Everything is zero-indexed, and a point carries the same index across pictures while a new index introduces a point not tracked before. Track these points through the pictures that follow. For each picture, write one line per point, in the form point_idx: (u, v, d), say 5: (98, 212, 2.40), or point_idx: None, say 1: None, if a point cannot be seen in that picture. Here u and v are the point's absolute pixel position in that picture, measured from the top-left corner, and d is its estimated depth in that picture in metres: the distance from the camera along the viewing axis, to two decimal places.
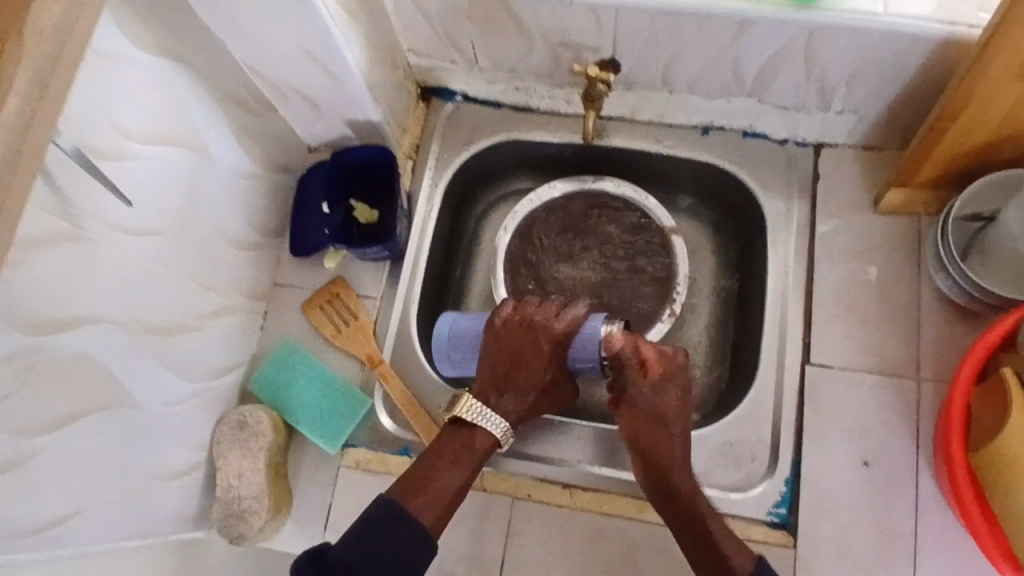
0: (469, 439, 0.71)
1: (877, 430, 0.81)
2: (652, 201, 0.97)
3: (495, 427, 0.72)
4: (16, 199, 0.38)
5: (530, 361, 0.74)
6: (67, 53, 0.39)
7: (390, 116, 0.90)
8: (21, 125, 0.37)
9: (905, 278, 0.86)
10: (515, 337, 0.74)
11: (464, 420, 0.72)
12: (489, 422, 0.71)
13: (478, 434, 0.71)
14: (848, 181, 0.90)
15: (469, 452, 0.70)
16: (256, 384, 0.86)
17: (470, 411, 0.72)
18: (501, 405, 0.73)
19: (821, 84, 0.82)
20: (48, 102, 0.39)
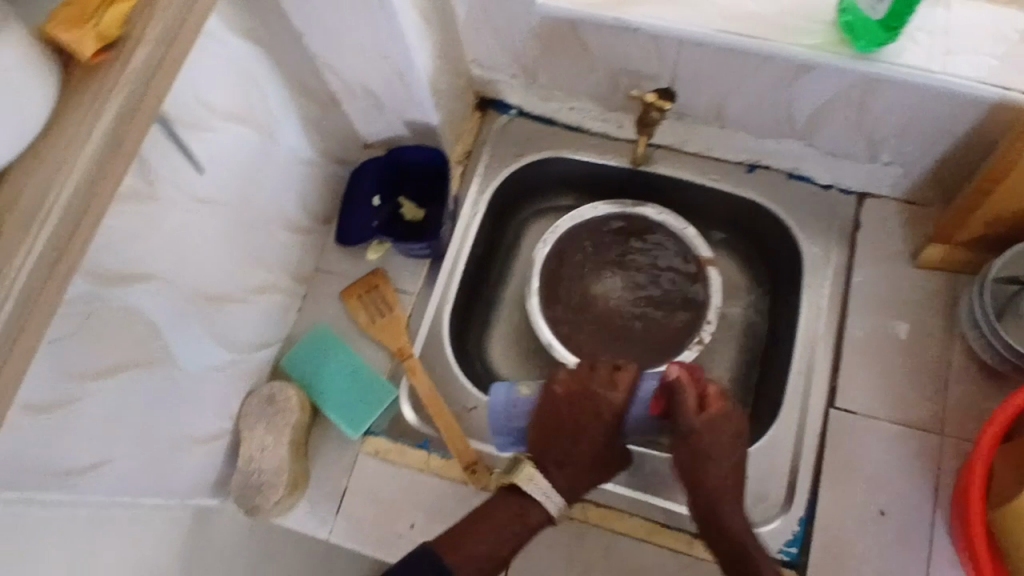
0: (524, 511, 0.76)
1: (895, 481, 0.81)
2: (693, 231, 0.97)
3: (548, 501, 0.76)
4: (124, 147, 0.42)
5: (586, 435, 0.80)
6: (188, 20, 0.43)
7: (448, 122, 0.94)
8: (139, 78, 0.41)
9: (936, 334, 0.86)
10: (562, 403, 0.81)
11: (517, 485, 0.78)
12: (541, 494, 0.76)
13: (540, 507, 0.76)
14: (888, 232, 0.91)
15: (500, 522, 0.74)
16: (289, 362, 0.89)
17: (525, 477, 0.77)
18: (553, 477, 0.78)
19: (871, 134, 0.84)
20: (168, 62, 0.43)
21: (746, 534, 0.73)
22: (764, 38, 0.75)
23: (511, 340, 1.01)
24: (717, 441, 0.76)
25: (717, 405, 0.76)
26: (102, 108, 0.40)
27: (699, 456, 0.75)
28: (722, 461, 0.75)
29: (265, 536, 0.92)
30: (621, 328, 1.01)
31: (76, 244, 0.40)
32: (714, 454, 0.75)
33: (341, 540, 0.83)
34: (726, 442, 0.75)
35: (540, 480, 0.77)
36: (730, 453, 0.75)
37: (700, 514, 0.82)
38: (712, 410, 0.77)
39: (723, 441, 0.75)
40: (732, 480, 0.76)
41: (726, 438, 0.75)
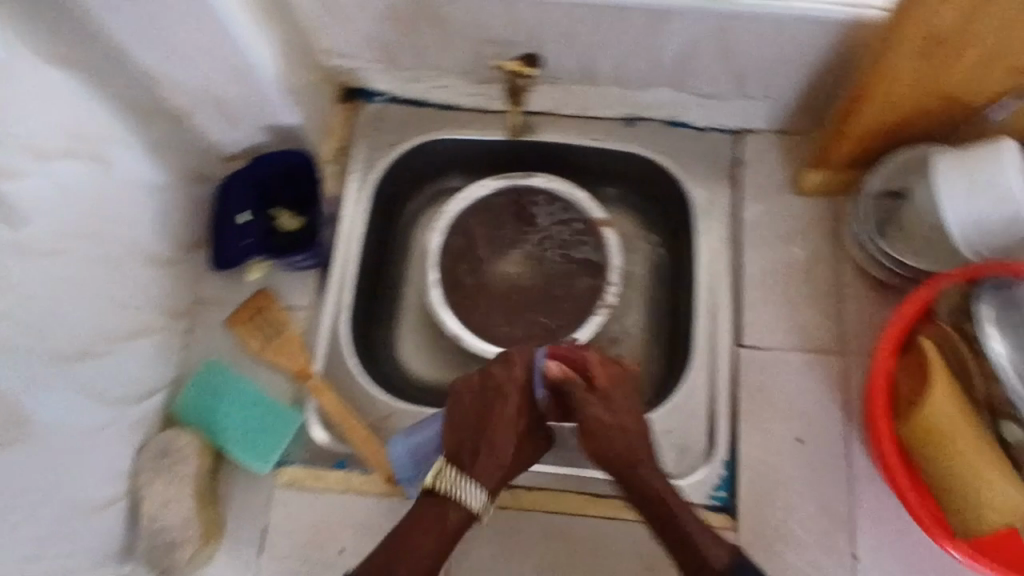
0: (443, 516, 0.64)
1: (808, 407, 0.83)
2: (581, 194, 0.96)
3: (473, 499, 0.64)
4: None
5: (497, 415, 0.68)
6: None
7: (310, 120, 0.88)
8: None
9: (826, 258, 0.88)
10: (471, 396, 0.70)
11: (438, 492, 0.65)
12: (466, 494, 0.64)
13: (456, 508, 0.64)
14: (769, 165, 0.92)
15: (445, 527, 0.64)
16: (182, 406, 0.83)
17: (447, 483, 0.65)
18: (474, 471, 0.66)
19: (736, 71, 0.84)
20: None
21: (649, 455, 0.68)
22: None
23: (421, 333, 0.96)
24: (615, 400, 0.69)
25: (602, 371, 0.70)
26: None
27: (593, 414, 0.68)
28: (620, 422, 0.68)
29: None
30: (530, 304, 0.98)
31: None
32: (608, 432, 0.68)
33: None
34: (618, 421, 0.68)
35: (462, 480, 0.65)
36: (622, 422, 0.68)
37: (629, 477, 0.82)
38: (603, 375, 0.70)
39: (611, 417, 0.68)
40: (635, 442, 0.68)
41: (621, 396, 0.69)
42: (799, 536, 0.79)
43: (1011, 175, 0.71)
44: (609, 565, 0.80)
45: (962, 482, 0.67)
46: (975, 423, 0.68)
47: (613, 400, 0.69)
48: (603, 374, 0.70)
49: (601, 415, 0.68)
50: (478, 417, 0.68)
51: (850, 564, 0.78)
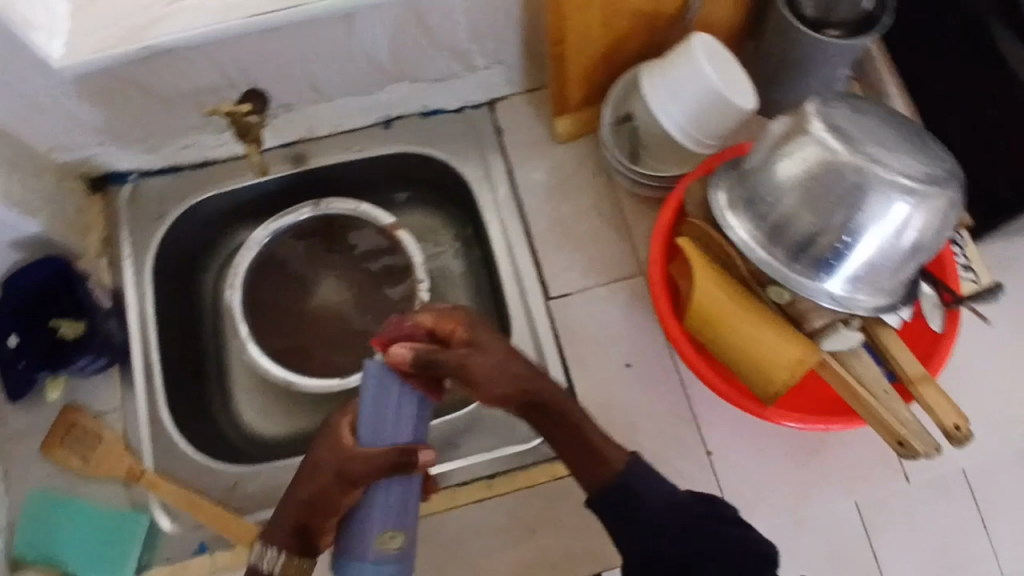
0: None
1: (626, 333, 0.87)
2: (364, 206, 0.96)
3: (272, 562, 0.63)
4: None
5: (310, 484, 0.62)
6: None
7: (54, 222, 0.84)
8: None
9: (604, 191, 0.92)
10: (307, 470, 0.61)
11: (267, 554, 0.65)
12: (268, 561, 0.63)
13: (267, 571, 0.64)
14: (527, 123, 0.95)
15: None
16: (19, 549, 0.80)
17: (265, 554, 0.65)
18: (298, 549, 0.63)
19: (454, 48, 0.86)
20: None
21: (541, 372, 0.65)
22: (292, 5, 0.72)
23: (258, 393, 0.95)
24: (481, 341, 0.63)
25: (446, 327, 0.64)
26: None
27: (463, 365, 0.61)
28: (489, 373, 0.62)
29: None
30: (355, 328, 0.98)
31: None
32: (491, 371, 0.62)
33: None
34: (493, 362, 0.62)
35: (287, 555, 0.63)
36: (491, 353, 0.63)
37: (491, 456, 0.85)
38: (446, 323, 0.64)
39: (490, 357, 0.62)
40: (520, 375, 0.64)
41: (485, 332, 0.64)
42: (651, 453, 0.83)
43: (706, 66, 0.71)
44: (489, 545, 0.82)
45: (752, 357, 0.70)
46: (752, 300, 0.70)
47: (481, 342, 0.63)
48: (453, 328, 0.64)
49: (473, 360, 0.61)
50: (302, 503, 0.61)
51: (705, 462, 0.82)
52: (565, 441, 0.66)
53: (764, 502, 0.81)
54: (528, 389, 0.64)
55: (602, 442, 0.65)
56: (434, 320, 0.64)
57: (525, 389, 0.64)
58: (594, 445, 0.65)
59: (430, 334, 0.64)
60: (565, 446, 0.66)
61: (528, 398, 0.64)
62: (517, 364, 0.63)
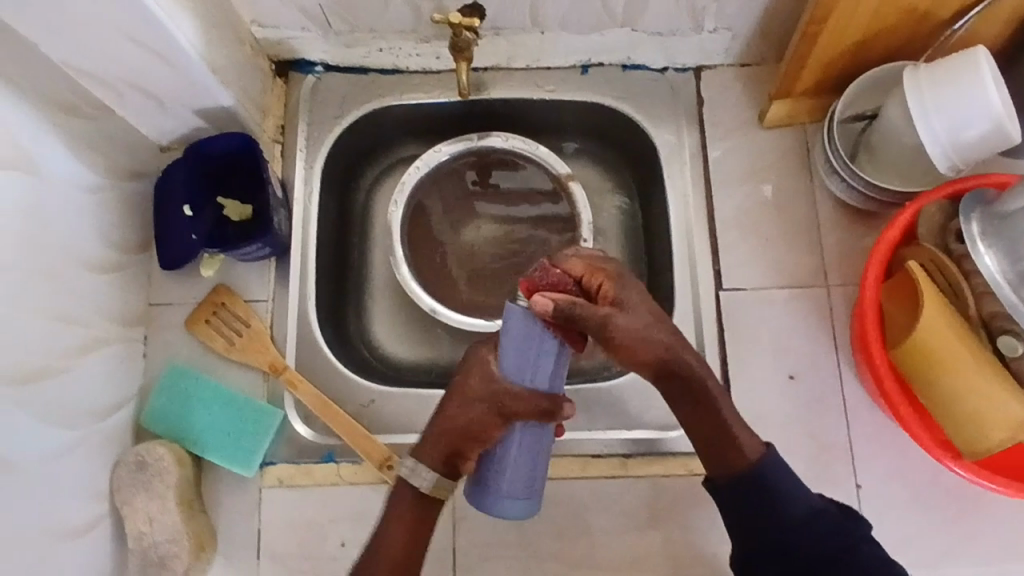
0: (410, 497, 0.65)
1: (795, 341, 0.83)
2: (543, 150, 0.92)
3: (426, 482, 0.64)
4: None
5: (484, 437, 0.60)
6: None
7: (244, 98, 0.81)
8: None
9: (799, 189, 0.87)
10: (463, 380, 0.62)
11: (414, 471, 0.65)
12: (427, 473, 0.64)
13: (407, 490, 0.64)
14: (732, 101, 0.90)
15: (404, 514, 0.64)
16: (149, 416, 0.78)
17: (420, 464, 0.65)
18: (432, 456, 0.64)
19: (689, 5, 0.80)
20: None
21: (683, 345, 0.63)
22: None
23: (394, 310, 0.94)
24: (634, 304, 0.60)
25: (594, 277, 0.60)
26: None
27: (614, 327, 0.58)
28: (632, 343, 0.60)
29: None
30: (502, 271, 0.96)
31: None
32: (637, 335, 0.59)
33: None
34: (642, 326, 0.59)
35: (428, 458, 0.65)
36: (644, 319, 0.60)
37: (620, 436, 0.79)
38: (602, 279, 0.60)
39: (636, 324, 0.59)
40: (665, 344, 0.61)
41: (634, 293, 0.60)
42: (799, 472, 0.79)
43: (995, 92, 0.66)
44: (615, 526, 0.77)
45: (965, 408, 0.65)
46: (977, 346, 0.65)
47: (628, 302, 0.60)
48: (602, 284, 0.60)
49: (622, 324, 0.58)
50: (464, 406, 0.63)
51: (851, 493, 0.79)
52: (701, 418, 0.66)
53: (904, 550, 0.77)
54: (665, 362, 0.62)
55: (737, 427, 0.66)
56: (585, 267, 0.61)
57: (666, 360, 0.62)
58: (730, 432, 0.65)
59: (579, 283, 0.60)
60: (693, 428, 0.66)
61: (667, 368, 0.62)
62: (667, 332, 0.61)
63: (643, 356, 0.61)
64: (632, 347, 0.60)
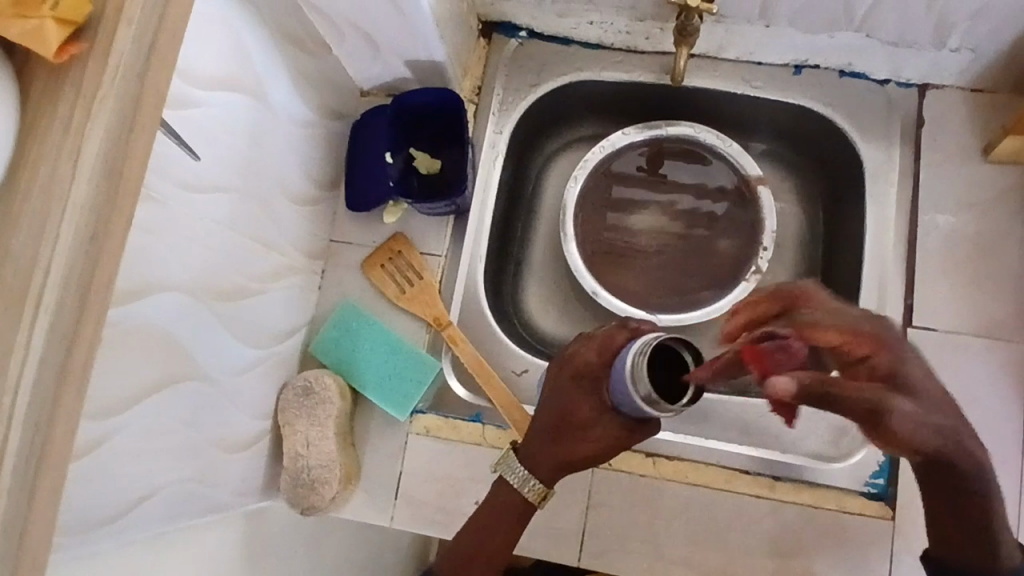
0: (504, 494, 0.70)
1: (984, 397, 0.77)
2: (736, 148, 0.89)
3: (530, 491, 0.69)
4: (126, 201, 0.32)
5: (573, 414, 0.68)
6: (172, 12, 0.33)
7: (452, 55, 0.82)
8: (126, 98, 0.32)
9: (1015, 234, 0.80)
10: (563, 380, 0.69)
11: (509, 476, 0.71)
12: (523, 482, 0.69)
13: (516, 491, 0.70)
14: (955, 127, 0.83)
15: (503, 512, 0.70)
16: (317, 346, 0.81)
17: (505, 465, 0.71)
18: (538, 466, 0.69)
19: (941, 18, 0.74)
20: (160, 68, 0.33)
21: (933, 407, 0.59)
22: None
23: (549, 285, 0.94)
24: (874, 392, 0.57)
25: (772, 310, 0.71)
26: (92, 110, 0.31)
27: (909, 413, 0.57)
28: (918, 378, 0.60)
29: (320, 527, 0.88)
30: (666, 265, 0.94)
31: (104, 276, 0.31)
32: (924, 424, 0.57)
33: (404, 526, 0.79)
34: (908, 413, 0.57)
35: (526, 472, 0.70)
36: (908, 409, 0.57)
37: (753, 452, 0.78)
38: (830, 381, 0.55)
39: (908, 415, 0.57)
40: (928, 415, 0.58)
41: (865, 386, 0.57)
42: None
43: None
44: (752, 547, 0.75)
45: None
46: None
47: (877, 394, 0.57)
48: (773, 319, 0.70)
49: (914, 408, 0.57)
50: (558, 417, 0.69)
51: None
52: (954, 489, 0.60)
53: None
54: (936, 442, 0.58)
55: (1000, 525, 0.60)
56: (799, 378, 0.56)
57: (934, 431, 0.58)
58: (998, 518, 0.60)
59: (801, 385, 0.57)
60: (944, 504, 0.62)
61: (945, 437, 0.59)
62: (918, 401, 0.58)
63: (915, 438, 0.57)
64: (904, 435, 0.57)
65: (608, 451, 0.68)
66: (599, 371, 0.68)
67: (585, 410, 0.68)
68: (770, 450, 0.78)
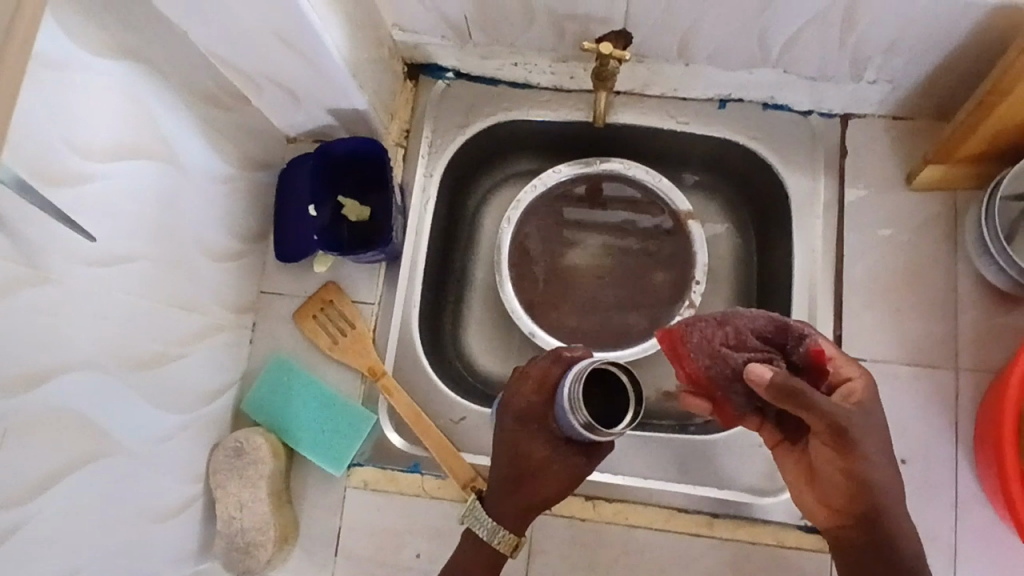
0: (471, 544, 0.70)
1: (913, 424, 0.78)
2: (665, 183, 0.90)
3: (494, 537, 0.69)
4: None
5: (525, 458, 0.68)
6: None
7: (376, 102, 0.81)
8: None
9: (940, 261, 0.81)
10: (508, 425, 0.69)
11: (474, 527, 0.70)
12: (483, 528, 0.69)
13: (484, 545, 0.69)
14: (878, 156, 0.84)
15: (470, 561, 0.69)
16: (250, 403, 0.80)
17: (469, 513, 0.71)
18: (501, 510, 0.69)
19: (855, 54, 0.75)
20: None
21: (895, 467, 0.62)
22: None
23: (490, 325, 0.93)
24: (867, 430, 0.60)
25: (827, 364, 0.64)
26: None
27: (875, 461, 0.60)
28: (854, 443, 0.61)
29: None
30: (604, 301, 0.93)
31: None
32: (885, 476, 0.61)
33: None
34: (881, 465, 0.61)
35: (486, 517, 0.69)
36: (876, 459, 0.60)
37: (693, 490, 0.78)
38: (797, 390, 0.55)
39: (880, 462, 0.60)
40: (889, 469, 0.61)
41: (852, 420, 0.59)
42: None
43: None
44: None
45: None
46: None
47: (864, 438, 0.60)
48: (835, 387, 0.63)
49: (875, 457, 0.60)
50: (513, 463, 0.68)
51: None
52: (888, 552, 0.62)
53: None
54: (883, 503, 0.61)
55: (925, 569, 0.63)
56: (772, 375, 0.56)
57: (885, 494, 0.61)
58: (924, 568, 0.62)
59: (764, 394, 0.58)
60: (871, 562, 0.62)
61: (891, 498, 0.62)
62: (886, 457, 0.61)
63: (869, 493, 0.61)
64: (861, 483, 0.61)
65: (570, 481, 0.68)
66: (539, 409, 0.68)
67: (534, 452, 0.68)
68: (709, 488, 0.78)
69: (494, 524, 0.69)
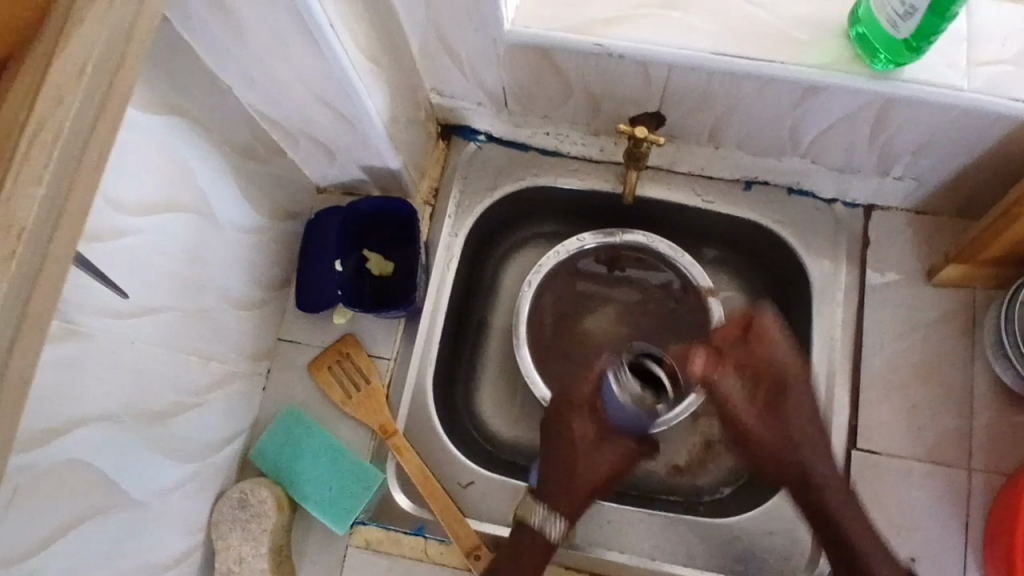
0: (533, 538, 0.76)
1: (925, 523, 0.77)
2: (687, 258, 0.90)
3: (553, 528, 0.76)
4: None
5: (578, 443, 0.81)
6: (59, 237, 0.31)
7: (409, 162, 0.82)
8: None
9: (957, 359, 0.81)
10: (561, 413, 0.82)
11: (527, 524, 0.77)
12: (544, 523, 0.76)
13: (538, 533, 0.76)
14: (900, 248, 0.85)
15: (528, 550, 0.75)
16: (257, 453, 0.79)
17: (525, 512, 0.77)
18: (554, 503, 0.78)
19: (884, 152, 0.76)
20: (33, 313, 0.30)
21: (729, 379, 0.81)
22: (761, 59, 0.65)
23: (502, 386, 0.93)
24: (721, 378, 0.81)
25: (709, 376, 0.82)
26: None
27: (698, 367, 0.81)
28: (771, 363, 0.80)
29: None
30: None
31: None
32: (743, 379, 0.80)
33: None
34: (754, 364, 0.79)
35: (542, 510, 0.77)
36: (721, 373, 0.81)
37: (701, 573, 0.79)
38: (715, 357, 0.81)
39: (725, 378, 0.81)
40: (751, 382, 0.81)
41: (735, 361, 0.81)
42: None
43: None
44: None
45: None
46: None
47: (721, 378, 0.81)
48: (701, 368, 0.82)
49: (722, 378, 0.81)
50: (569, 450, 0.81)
51: None
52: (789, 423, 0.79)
53: None
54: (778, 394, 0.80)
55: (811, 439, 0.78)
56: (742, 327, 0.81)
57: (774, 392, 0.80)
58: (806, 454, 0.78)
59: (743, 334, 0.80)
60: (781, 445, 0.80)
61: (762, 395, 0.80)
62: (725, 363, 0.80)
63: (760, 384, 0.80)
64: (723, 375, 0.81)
65: (622, 461, 0.82)
66: (594, 399, 0.83)
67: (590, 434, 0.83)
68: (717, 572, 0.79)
69: (548, 516, 0.77)
